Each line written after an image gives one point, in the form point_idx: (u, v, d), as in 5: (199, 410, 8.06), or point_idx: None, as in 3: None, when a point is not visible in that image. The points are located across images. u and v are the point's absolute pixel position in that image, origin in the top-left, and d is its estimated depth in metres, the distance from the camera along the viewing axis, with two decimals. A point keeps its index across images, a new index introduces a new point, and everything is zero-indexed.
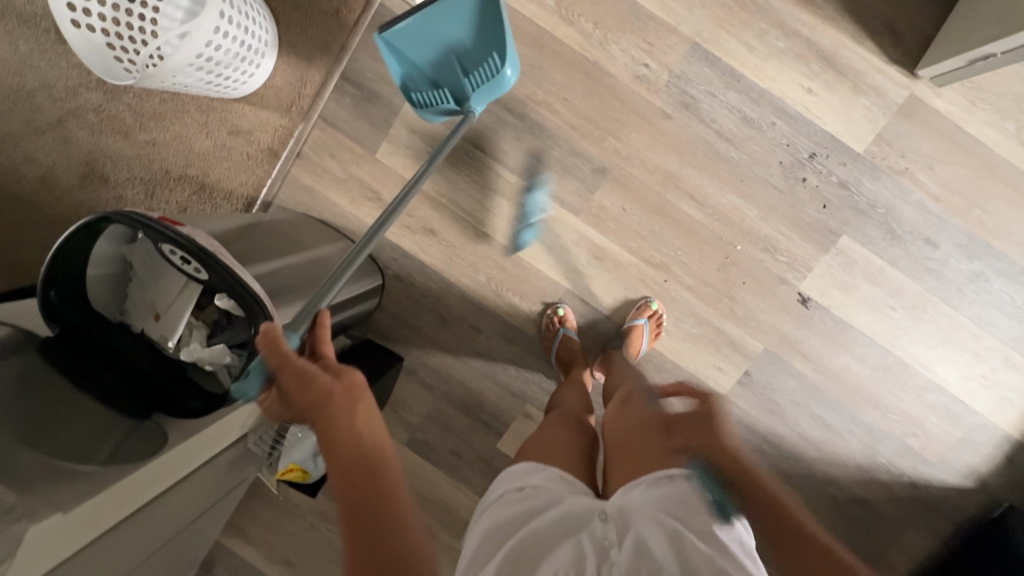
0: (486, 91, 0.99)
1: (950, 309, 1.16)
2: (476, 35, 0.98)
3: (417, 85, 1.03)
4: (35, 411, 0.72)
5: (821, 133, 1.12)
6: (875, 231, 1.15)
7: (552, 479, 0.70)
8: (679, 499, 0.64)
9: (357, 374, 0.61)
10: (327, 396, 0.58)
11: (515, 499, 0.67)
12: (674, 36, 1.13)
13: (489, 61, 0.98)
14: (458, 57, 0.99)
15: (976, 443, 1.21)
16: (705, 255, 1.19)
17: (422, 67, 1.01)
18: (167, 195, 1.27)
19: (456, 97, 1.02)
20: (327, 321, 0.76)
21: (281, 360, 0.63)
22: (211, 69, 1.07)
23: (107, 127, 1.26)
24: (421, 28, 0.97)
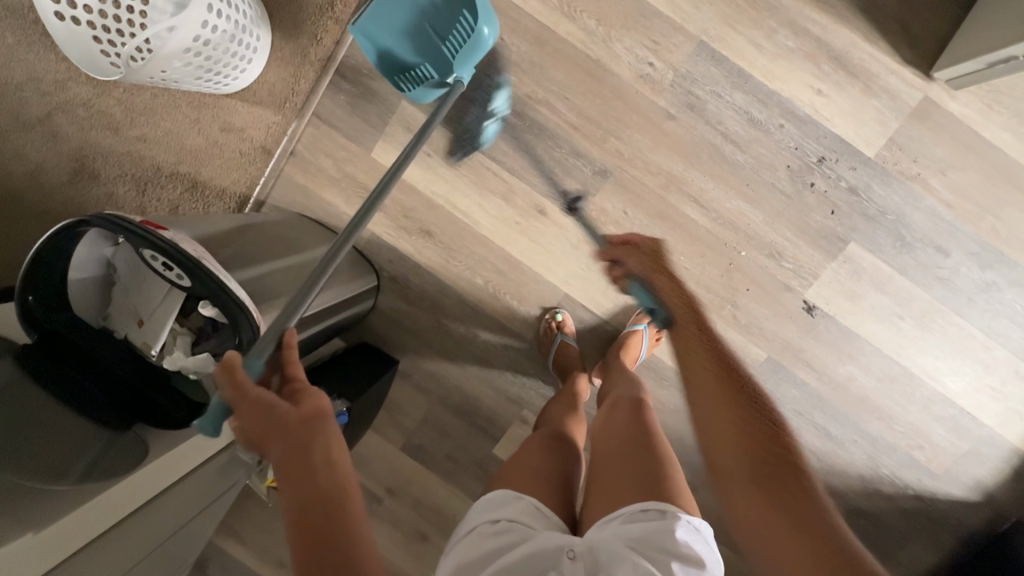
0: (467, 54, 0.98)
1: (961, 319, 1.13)
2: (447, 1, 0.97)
3: (405, 68, 1.03)
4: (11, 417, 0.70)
5: (830, 136, 1.08)
6: (884, 238, 1.11)
7: (527, 511, 0.70)
8: (649, 535, 0.64)
9: (315, 402, 0.62)
10: (286, 426, 0.59)
11: (490, 532, 0.67)
12: (680, 34, 1.09)
13: (463, 21, 0.97)
14: (434, 29, 0.98)
15: (983, 456, 1.18)
16: (708, 261, 1.16)
17: (400, 47, 1.01)
18: (159, 193, 1.24)
19: (439, 69, 1.01)
20: (296, 342, 0.70)
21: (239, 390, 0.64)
22: (201, 64, 1.04)
23: (96, 122, 1.23)
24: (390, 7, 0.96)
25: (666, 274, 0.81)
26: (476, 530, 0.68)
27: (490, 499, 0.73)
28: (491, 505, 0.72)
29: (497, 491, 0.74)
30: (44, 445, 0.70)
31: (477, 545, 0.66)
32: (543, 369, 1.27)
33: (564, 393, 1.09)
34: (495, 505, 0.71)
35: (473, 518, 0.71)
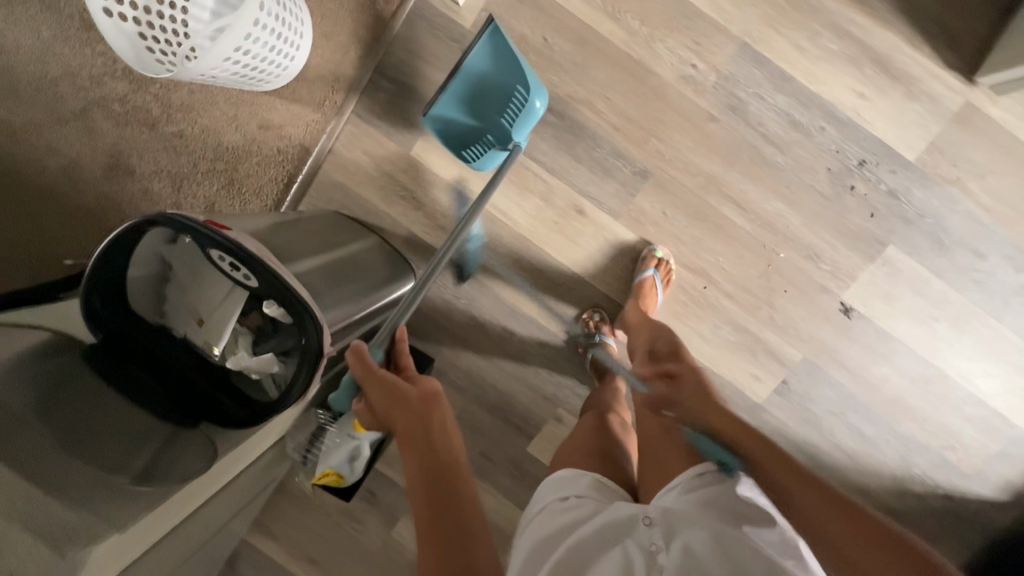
0: (522, 123, 1.03)
1: (995, 323, 1.15)
2: (503, 78, 1.05)
3: (468, 140, 1.08)
4: (72, 413, 0.70)
5: (871, 139, 1.09)
6: (923, 241, 1.12)
7: (592, 487, 0.73)
8: (717, 491, 0.65)
9: (431, 384, 0.69)
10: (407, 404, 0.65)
11: (562, 507, 0.70)
12: (723, 35, 1.09)
13: (517, 94, 1.04)
14: (496, 109, 1.05)
15: (1012, 456, 1.21)
16: (747, 262, 1.17)
17: (465, 121, 1.07)
18: (195, 190, 1.24)
19: (498, 139, 1.06)
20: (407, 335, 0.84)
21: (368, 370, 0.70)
22: (247, 63, 1.04)
23: (132, 118, 1.23)
24: (452, 98, 1.05)
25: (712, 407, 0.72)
26: (548, 507, 0.71)
27: (555, 479, 0.77)
28: (556, 484, 0.76)
29: (562, 471, 0.78)
30: (100, 444, 0.70)
31: (553, 519, 0.68)
32: (578, 368, 1.27)
33: (605, 384, 1.12)
34: (563, 483, 0.75)
35: (543, 501, 0.74)
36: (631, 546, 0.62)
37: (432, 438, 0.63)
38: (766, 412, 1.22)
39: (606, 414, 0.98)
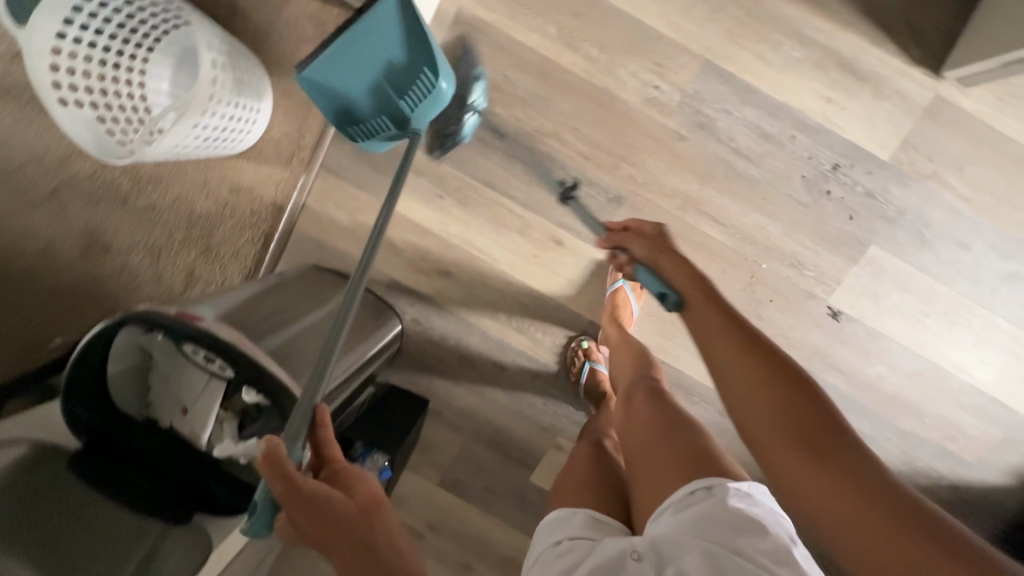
0: (427, 108, 0.97)
1: (987, 312, 1.14)
2: (407, 53, 0.94)
3: (359, 115, 0.99)
4: (55, 530, 0.71)
5: (843, 143, 1.08)
6: (906, 238, 1.11)
7: (587, 525, 0.71)
8: (702, 511, 0.61)
9: (371, 488, 0.63)
10: (348, 521, 0.59)
11: (557, 554, 0.67)
12: (684, 54, 1.07)
13: (422, 77, 0.96)
14: (388, 82, 0.96)
15: (1014, 440, 1.21)
16: (731, 276, 1.16)
17: (360, 97, 0.97)
18: (173, 259, 1.24)
19: (395, 122, 0.99)
20: (332, 420, 0.68)
21: (289, 482, 0.60)
22: (213, 136, 1.05)
23: (103, 194, 1.23)
24: (337, 61, 0.92)
25: (660, 251, 0.75)
26: (542, 556, 0.68)
27: (550, 518, 0.74)
28: (551, 526, 0.73)
29: (557, 511, 0.76)
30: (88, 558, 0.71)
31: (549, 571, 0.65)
32: (573, 397, 1.27)
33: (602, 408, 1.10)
34: (559, 524, 0.73)
35: (538, 549, 0.71)
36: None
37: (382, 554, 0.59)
38: None
39: (602, 439, 0.95)
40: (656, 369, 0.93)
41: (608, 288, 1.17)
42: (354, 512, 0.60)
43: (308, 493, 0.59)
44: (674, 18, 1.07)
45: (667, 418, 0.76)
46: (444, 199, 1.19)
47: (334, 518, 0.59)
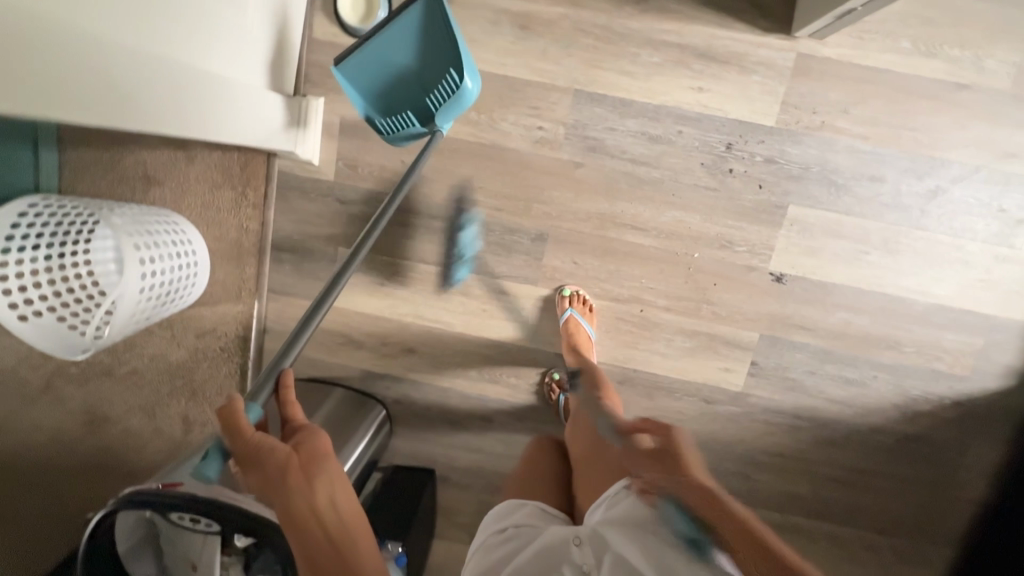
0: (450, 108, 0.99)
1: (925, 231, 1.15)
2: (430, 58, 0.99)
3: (381, 112, 1.03)
4: None
5: (727, 123, 1.12)
6: (819, 188, 1.13)
7: (535, 515, 0.77)
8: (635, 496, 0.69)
9: (315, 444, 0.70)
10: (286, 470, 0.68)
11: (505, 539, 0.75)
12: (554, 92, 1.13)
13: (447, 77, 0.98)
14: (411, 84, 1.00)
15: (1001, 343, 1.19)
16: (669, 274, 1.20)
17: (380, 94, 1.02)
18: (168, 410, 1.34)
19: (420, 118, 1.01)
20: (292, 383, 0.75)
21: (237, 436, 0.68)
22: (161, 291, 1.11)
23: (91, 372, 1.34)
24: (366, 67, 0.99)
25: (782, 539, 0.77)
26: (487, 542, 0.76)
27: (496, 513, 0.81)
28: (498, 516, 0.80)
29: (503, 504, 0.82)
30: None
31: (492, 554, 0.73)
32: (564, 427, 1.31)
33: None
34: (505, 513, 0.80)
35: (486, 534, 0.78)
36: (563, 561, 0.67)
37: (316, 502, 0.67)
38: (750, 395, 1.26)
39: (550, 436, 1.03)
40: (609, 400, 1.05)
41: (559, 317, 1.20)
42: (296, 464, 0.68)
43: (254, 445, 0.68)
44: (534, 62, 1.12)
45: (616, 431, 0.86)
46: (387, 284, 1.26)
47: (276, 467, 0.67)
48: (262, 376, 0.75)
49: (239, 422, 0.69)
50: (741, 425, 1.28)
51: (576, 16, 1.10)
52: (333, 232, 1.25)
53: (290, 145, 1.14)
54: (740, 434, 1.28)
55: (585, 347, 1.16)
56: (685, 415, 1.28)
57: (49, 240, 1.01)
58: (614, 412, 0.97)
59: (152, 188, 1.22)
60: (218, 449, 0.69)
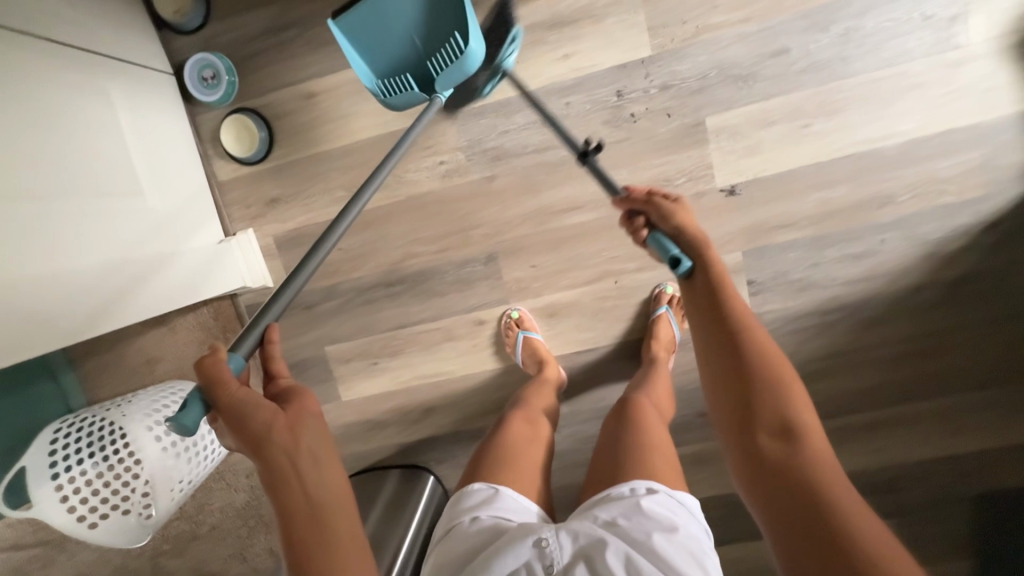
0: (451, 72, 0.92)
1: (859, 76, 1.05)
2: (431, 19, 0.95)
3: (385, 74, 0.99)
4: None
5: (607, 74, 1.09)
6: (726, 88, 1.07)
7: (513, 506, 0.75)
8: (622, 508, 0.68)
9: (303, 404, 0.64)
10: (272, 427, 0.61)
11: (473, 529, 0.70)
12: (438, 124, 1.16)
13: (451, 40, 0.93)
14: (406, 39, 0.96)
15: (1005, 141, 1.04)
16: (625, 235, 1.17)
17: (390, 51, 0.97)
18: (256, 546, 1.45)
19: (421, 82, 0.97)
20: (277, 337, 0.68)
21: (222, 390, 0.60)
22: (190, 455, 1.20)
23: (182, 541, 1.46)
24: (369, 21, 0.96)
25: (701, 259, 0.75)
26: (457, 528, 0.73)
27: (475, 488, 0.77)
28: (472, 496, 0.76)
29: (472, 487, 0.78)
30: None
31: (461, 544, 0.70)
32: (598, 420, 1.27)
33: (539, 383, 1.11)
34: (478, 497, 0.76)
35: (452, 517, 0.75)
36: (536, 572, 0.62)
37: (299, 467, 0.61)
38: (763, 313, 1.18)
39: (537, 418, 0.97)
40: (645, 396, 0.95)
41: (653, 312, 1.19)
42: (282, 422, 0.61)
43: (239, 400, 0.60)
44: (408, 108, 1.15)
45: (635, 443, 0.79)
46: (381, 360, 1.30)
47: (260, 426, 0.60)
48: (245, 329, 0.67)
49: (222, 379, 0.60)
50: None
51: None
52: (313, 337, 1.31)
53: (238, 282, 1.22)
54: None
55: (665, 348, 1.13)
56: None
57: (90, 450, 1.11)
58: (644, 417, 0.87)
59: (158, 365, 1.34)
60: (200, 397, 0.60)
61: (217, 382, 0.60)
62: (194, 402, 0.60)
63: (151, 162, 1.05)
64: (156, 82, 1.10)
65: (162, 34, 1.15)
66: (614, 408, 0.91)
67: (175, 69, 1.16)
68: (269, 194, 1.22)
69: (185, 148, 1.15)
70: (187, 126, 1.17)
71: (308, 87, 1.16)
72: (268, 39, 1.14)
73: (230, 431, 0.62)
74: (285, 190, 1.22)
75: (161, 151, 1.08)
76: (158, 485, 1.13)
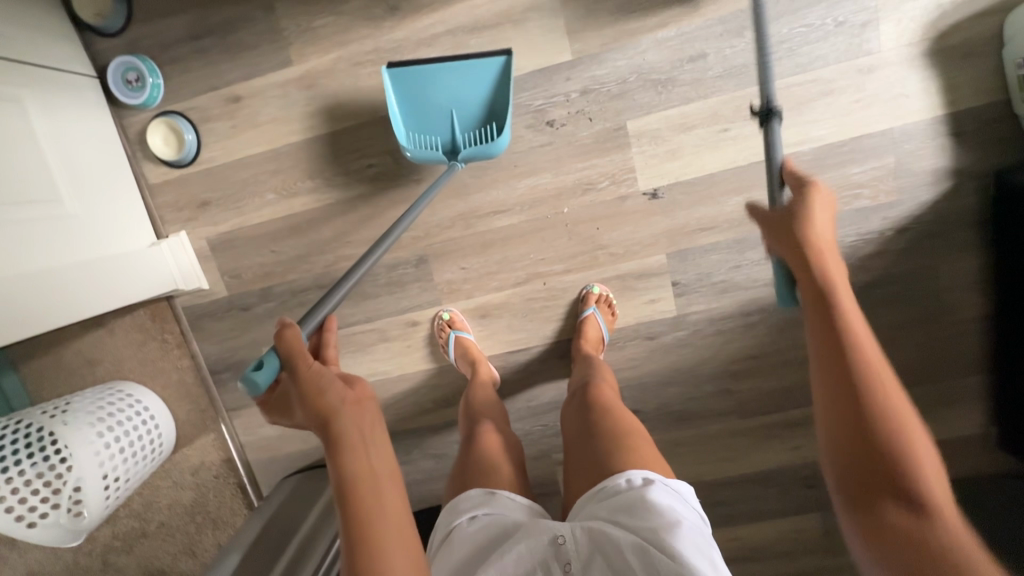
0: (476, 152, 1.06)
1: (775, 81, 1.06)
2: (480, 102, 1.08)
3: (414, 129, 1.09)
4: None
5: (529, 79, 1.10)
6: (646, 93, 1.09)
7: (509, 503, 0.75)
8: (629, 502, 0.66)
9: (368, 385, 0.62)
10: (344, 404, 0.58)
11: (474, 528, 0.70)
12: (364, 128, 1.16)
13: (487, 130, 1.08)
14: (448, 108, 1.08)
15: (915, 148, 1.08)
16: (551, 237, 1.18)
17: (431, 114, 1.08)
18: (205, 542, 1.41)
19: (446, 148, 1.08)
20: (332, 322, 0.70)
21: (298, 360, 0.59)
22: (128, 452, 1.22)
23: (132, 539, 1.40)
24: (417, 80, 1.07)
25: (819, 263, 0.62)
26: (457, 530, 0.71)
27: (469, 493, 0.77)
28: (469, 500, 0.76)
29: (463, 494, 0.78)
30: None
31: (464, 544, 0.68)
32: (533, 419, 1.30)
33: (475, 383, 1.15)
34: (475, 500, 0.75)
35: (449, 522, 0.73)
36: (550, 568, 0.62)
37: (362, 448, 0.58)
38: (689, 313, 1.20)
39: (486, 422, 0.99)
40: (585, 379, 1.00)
41: (581, 314, 1.19)
42: (351, 402, 0.59)
43: (316, 374, 0.58)
44: (332, 112, 1.16)
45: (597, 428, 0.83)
46: None
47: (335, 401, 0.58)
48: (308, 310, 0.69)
49: (301, 353, 0.59)
50: (694, 346, 1.22)
51: (346, 53, 1.13)
52: (250, 338, 1.33)
53: (170, 285, 1.22)
54: (699, 354, 1.23)
55: (592, 346, 1.14)
56: (638, 358, 1.25)
57: (27, 451, 1.09)
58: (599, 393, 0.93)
59: (98, 366, 1.35)
60: (276, 361, 0.59)
61: (296, 352, 0.59)
62: (267, 361, 0.59)
63: (71, 165, 1.05)
64: (76, 86, 1.10)
65: (85, 37, 1.16)
66: (574, 408, 0.93)
67: (98, 72, 1.17)
68: (199, 197, 1.23)
69: (109, 153, 1.15)
70: (112, 129, 1.17)
71: (233, 90, 1.17)
72: (190, 43, 1.15)
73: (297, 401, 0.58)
74: (217, 193, 1.22)
75: (83, 157, 1.08)
76: (98, 483, 1.15)
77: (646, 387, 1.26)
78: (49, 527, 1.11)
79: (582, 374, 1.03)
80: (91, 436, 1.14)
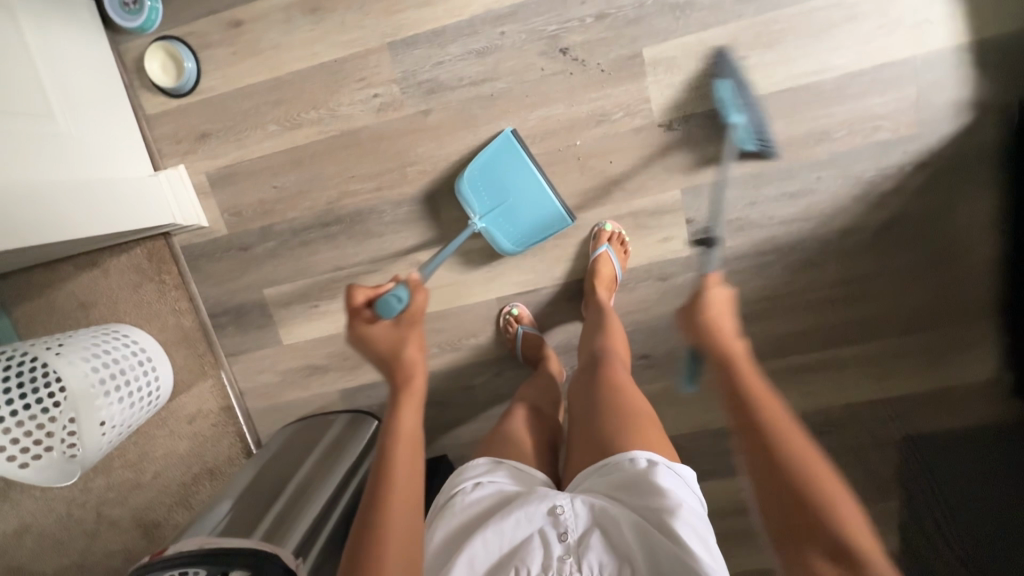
0: (491, 237, 1.13)
1: (795, 6, 1.04)
2: (536, 217, 1.13)
3: (478, 174, 1.12)
4: None
5: (542, 3, 1.07)
6: (663, 18, 1.06)
7: (509, 474, 0.74)
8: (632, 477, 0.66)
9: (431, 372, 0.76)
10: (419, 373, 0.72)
11: (474, 496, 0.70)
12: (370, 55, 1.12)
13: (514, 234, 1.14)
14: (506, 195, 1.11)
15: (936, 79, 1.05)
16: (562, 172, 1.15)
17: (496, 177, 1.12)
18: (200, 495, 1.37)
19: (479, 210, 1.12)
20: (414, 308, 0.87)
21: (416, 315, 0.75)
22: (125, 393, 1.18)
23: (126, 490, 1.35)
24: (516, 157, 1.10)
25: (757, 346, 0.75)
26: (458, 495, 0.71)
27: (473, 463, 0.75)
28: (473, 468, 0.75)
29: (470, 463, 0.76)
30: None
31: (463, 511, 0.68)
32: None
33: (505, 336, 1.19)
34: (479, 469, 0.74)
35: (451, 486, 0.73)
36: (545, 542, 0.63)
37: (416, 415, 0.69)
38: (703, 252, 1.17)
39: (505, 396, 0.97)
40: (601, 346, 0.96)
41: (592, 254, 1.16)
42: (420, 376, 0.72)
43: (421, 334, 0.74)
44: (337, 38, 1.12)
45: (609, 400, 0.79)
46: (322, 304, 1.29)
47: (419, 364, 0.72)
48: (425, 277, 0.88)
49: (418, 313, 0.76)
50: None
51: None
52: (250, 281, 1.29)
53: (169, 218, 1.17)
54: None
55: (605, 285, 1.12)
56: (649, 301, 1.22)
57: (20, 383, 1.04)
58: (610, 364, 0.89)
59: (92, 309, 1.31)
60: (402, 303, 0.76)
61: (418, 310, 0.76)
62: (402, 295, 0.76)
63: (65, 83, 1.00)
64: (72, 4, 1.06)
65: None
66: (583, 381, 0.87)
67: None
68: (199, 129, 1.19)
69: (106, 79, 1.11)
70: (109, 53, 1.13)
71: (235, 14, 1.13)
72: None
73: (398, 341, 0.72)
74: (217, 124, 1.18)
75: (78, 77, 1.04)
76: (94, 422, 1.10)
77: (656, 331, 1.23)
78: (42, 467, 1.06)
79: (598, 341, 0.97)
80: (88, 373, 1.10)
